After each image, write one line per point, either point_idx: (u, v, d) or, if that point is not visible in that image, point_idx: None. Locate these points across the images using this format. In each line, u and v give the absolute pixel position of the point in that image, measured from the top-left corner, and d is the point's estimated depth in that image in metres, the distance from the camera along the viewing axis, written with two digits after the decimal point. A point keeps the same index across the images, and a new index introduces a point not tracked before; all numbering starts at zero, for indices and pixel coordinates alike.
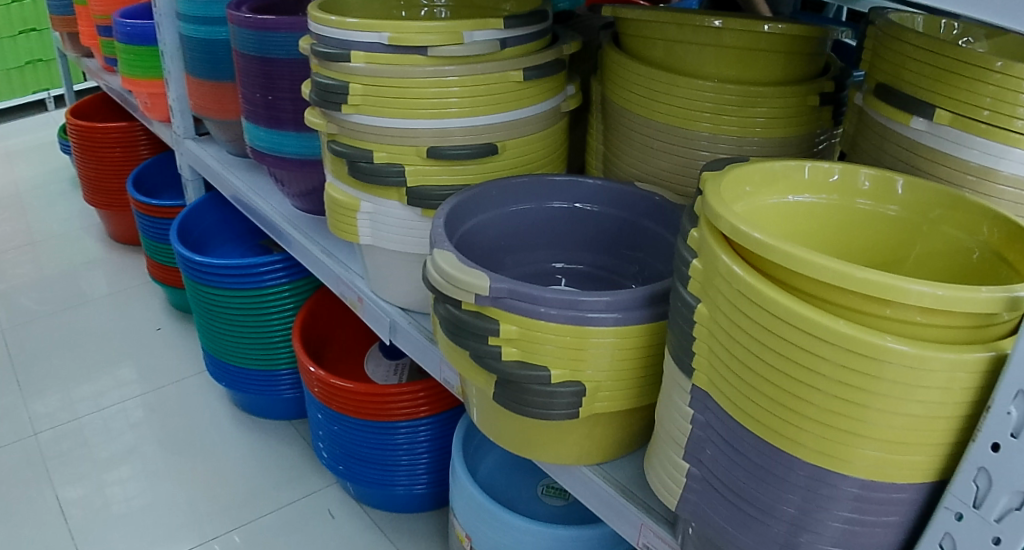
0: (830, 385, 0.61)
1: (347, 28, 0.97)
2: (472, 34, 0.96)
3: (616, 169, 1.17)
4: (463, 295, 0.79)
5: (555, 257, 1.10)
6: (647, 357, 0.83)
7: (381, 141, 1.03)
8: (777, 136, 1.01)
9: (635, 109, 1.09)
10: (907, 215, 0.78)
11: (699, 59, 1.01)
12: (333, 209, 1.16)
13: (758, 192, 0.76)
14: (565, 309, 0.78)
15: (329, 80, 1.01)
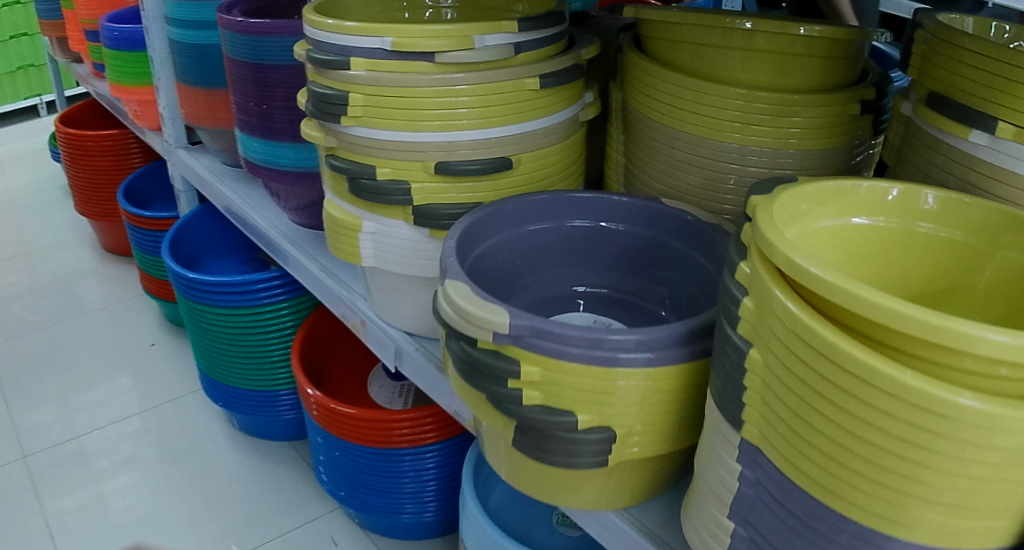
0: (887, 442, 0.51)
1: (346, 32, 0.88)
2: (483, 38, 0.87)
3: (636, 183, 1.08)
4: (480, 333, 0.71)
5: (573, 280, 1.02)
6: (685, 399, 0.74)
7: (385, 155, 0.94)
8: (813, 149, 0.92)
9: (658, 118, 1.00)
10: (973, 241, 0.67)
11: (730, 64, 0.93)
12: (333, 228, 1.07)
13: (812, 211, 0.66)
14: (590, 349, 0.69)
15: (328, 90, 0.92)
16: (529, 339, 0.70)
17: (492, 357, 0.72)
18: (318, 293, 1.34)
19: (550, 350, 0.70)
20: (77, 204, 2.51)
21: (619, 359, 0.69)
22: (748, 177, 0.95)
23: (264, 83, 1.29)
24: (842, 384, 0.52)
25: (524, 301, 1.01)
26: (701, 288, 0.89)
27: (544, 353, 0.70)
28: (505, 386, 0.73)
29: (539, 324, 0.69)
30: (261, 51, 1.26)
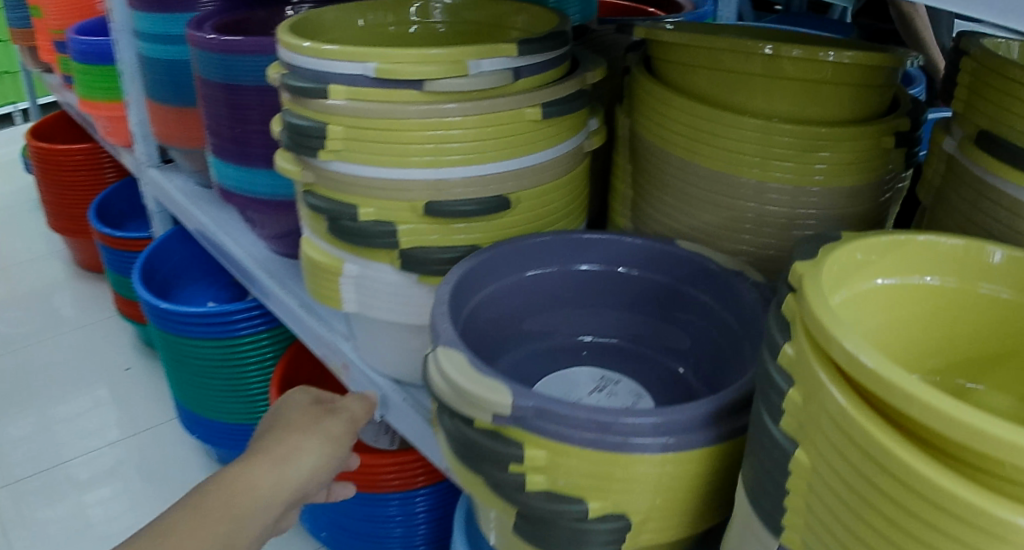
0: None
1: (323, 57, 0.78)
2: (478, 64, 0.77)
3: (646, 215, 0.99)
4: (479, 414, 0.62)
5: (581, 324, 0.94)
6: (711, 483, 0.63)
7: (368, 194, 0.84)
8: (842, 187, 0.82)
9: (670, 149, 0.91)
10: None
11: (750, 92, 0.82)
12: (311, 269, 0.97)
13: (863, 269, 0.51)
14: (597, 432, 0.59)
15: (304, 121, 0.83)
16: (534, 421, 0.60)
17: (491, 440, 0.63)
18: (296, 328, 1.24)
19: (556, 433, 0.60)
20: (50, 220, 2.40)
21: (630, 445, 0.59)
22: (768, 216, 0.85)
23: (236, 105, 1.19)
24: (889, 511, 0.41)
25: (523, 351, 0.92)
26: (725, 344, 0.80)
27: (549, 437, 0.60)
28: (506, 471, 0.63)
29: (545, 404, 0.59)
30: (230, 71, 1.15)
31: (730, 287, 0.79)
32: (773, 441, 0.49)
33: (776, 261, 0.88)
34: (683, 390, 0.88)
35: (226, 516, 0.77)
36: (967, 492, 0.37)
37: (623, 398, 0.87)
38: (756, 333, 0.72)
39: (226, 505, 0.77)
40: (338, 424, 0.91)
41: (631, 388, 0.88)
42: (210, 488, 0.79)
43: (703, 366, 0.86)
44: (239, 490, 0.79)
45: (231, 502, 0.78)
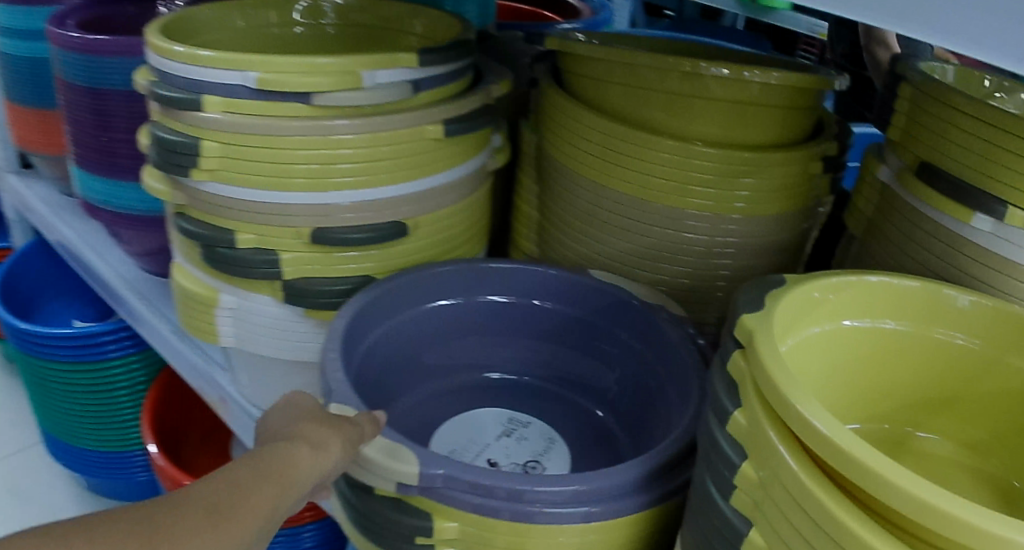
0: None
1: (195, 64, 0.66)
2: (374, 75, 0.68)
3: (556, 240, 0.93)
4: (381, 482, 0.53)
5: (488, 357, 0.87)
6: (643, 547, 0.56)
7: (248, 219, 0.74)
8: (764, 214, 0.79)
9: (582, 171, 0.85)
10: (987, 352, 0.48)
11: (669, 113, 0.78)
12: (184, 299, 0.85)
13: (819, 312, 0.47)
14: (508, 502, 0.51)
15: (174, 136, 0.70)
16: (443, 490, 0.52)
17: (394, 510, 0.54)
18: (166, 356, 1.09)
19: (467, 504, 0.52)
20: None
21: (544, 517, 0.51)
22: (686, 244, 0.81)
23: (100, 112, 1.04)
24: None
25: (425, 390, 0.84)
26: (646, 380, 0.76)
27: (460, 508, 0.52)
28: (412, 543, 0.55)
29: (456, 472, 0.52)
30: (94, 75, 1.01)
31: (648, 318, 0.74)
32: (713, 517, 0.43)
33: (692, 290, 0.85)
34: (596, 430, 0.82)
35: (271, 486, 0.50)
36: None
37: (534, 444, 0.80)
38: (684, 374, 0.67)
39: (274, 488, 0.50)
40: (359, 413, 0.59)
41: (541, 431, 0.81)
42: (267, 452, 0.52)
43: (619, 401, 0.81)
44: (291, 461, 0.52)
45: (274, 475, 0.50)
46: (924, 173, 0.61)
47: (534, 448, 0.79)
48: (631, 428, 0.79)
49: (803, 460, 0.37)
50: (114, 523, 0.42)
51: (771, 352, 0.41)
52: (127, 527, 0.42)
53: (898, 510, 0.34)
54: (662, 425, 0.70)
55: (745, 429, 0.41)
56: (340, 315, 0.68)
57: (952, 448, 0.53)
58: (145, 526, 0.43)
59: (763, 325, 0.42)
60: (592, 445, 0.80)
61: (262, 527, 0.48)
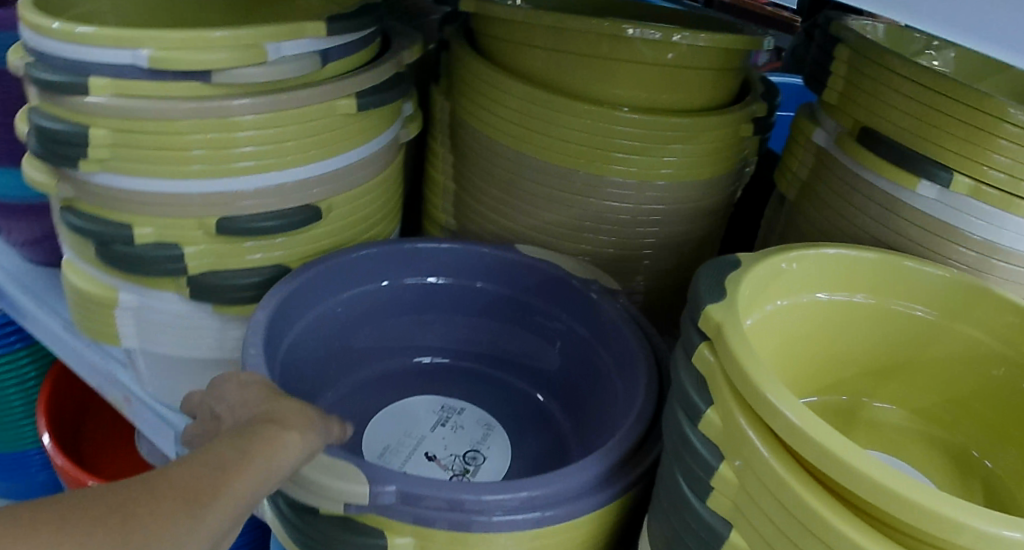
0: None
1: (73, 41, 0.58)
2: (279, 47, 0.60)
3: (473, 213, 0.86)
4: (327, 504, 0.49)
5: (415, 341, 0.83)
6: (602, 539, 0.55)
7: (145, 211, 0.66)
8: (695, 180, 0.76)
9: (502, 139, 0.78)
10: (937, 323, 0.51)
11: (592, 72, 0.71)
12: (77, 300, 0.76)
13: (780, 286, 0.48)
14: (445, 510, 0.48)
15: (56, 123, 0.62)
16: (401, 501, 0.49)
17: (341, 530, 0.51)
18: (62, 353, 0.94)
19: (416, 518, 0.49)
20: None
21: (490, 525, 0.48)
22: (616, 214, 0.77)
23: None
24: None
25: (352, 381, 0.79)
26: (587, 357, 0.73)
27: (410, 523, 0.49)
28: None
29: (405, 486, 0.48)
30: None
31: (583, 296, 0.72)
32: (685, 515, 0.44)
33: (624, 259, 0.81)
34: (532, 411, 0.80)
35: (253, 462, 0.45)
36: None
37: (470, 432, 0.76)
38: (629, 353, 0.65)
39: (258, 467, 0.45)
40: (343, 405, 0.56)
41: (476, 417, 0.78)
42: (246, 431, 0.47)
43: (557, 376, 0.79)
44: (280, 440, 0.47)
45: (253, 454, 0.45)
46: (861, 137, 0.61)
47: (472, 438, 0.75)
48: (572, 406, 0.77)
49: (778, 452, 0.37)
50: (88, 510, 0.38)
51: (743, 348, 0.40)
52: (98, 513, 0.38)
53: (884, 509, 0.34)
54: (610, 405, 0.68)
55: (720, 430, 0.41)
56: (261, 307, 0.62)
57: (903, 416, 0.57)
58: (123, 509, 0.38)
59: (729, 318, 0.42)
60: (531, 428, 0.78)
61: (240, 508, 0.43)
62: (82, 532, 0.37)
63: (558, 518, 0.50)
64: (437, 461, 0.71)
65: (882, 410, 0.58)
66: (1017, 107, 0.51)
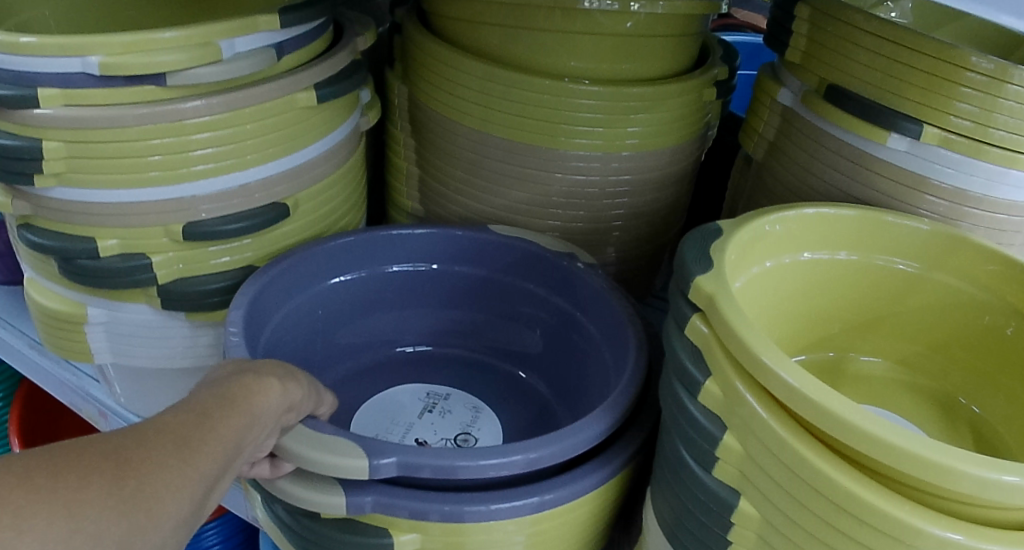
0: None
1: (15, 51, 0.55)
2: (233, 43, 0.59)
3: (436, 199, 0.81)
4: (324, 498, 0.48)
5: (396, 332, 0.82)
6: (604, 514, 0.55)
7: (106, 223, 0.64)
8: (659, 151, 0.72)
9: (460, 117, 0.72)
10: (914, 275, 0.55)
11: (549, 37, 0.66)
12: (43, 319, 0.73)
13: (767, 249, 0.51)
14: (438, 501, 0.48)
15: (2, 137, 0.59)
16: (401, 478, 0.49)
17: (344, 532, 0.50)
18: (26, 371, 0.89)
19: (414, 512, 0.48)
20: None
21: (490, 511, 0.48)
22: (578, 190, 0.72)
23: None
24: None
25: (337, 376, 0.78)
26: (571, 330, 0.74)
27: (412, 517, 0.49)
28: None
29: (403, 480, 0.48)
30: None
31: (560, 269, 0.72)
32: (690, 485, 0.44)
33: (592, 236, 0.76)
34: (519, 390, 0.80)
35: (237, 410, 0.42)
36: (922, 520, 0.35)
37: (459, 415, 0.76)
38: (615, 319, 0.65)
39: (243, 415, 0.42)
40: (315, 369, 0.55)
41: (462, 401, 0.77)
42: (221, 383, 0.45)
43: (542, 355, 0.79)
44: (260, 391, 0.45)
45: (236, 402, 0.43)
46: (826, 94, 0.61)
47: (462, 419, 0.75)
48: (560, 381, 0.77)
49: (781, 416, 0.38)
50: (80, 454, 0.33)
51: (738, 317, 0.41)
52: (92, 461, 0.33)
53: (889, 464, 0.35)
54: (599, 374, 0.69)
55: (721, 400, 0.41)
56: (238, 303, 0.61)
57: (885, 366, 0.61)
58: (114, 455, 0.34)
59: (720, 288, 0.43)
60: (520, 407, 0.78)
61: (231, 453, 0.40)
62: (81, 472, 0.32)
63: (557, 496, 0.50)
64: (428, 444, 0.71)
65: (866, 362, 0.61)
66: (980, 56, 0.52)
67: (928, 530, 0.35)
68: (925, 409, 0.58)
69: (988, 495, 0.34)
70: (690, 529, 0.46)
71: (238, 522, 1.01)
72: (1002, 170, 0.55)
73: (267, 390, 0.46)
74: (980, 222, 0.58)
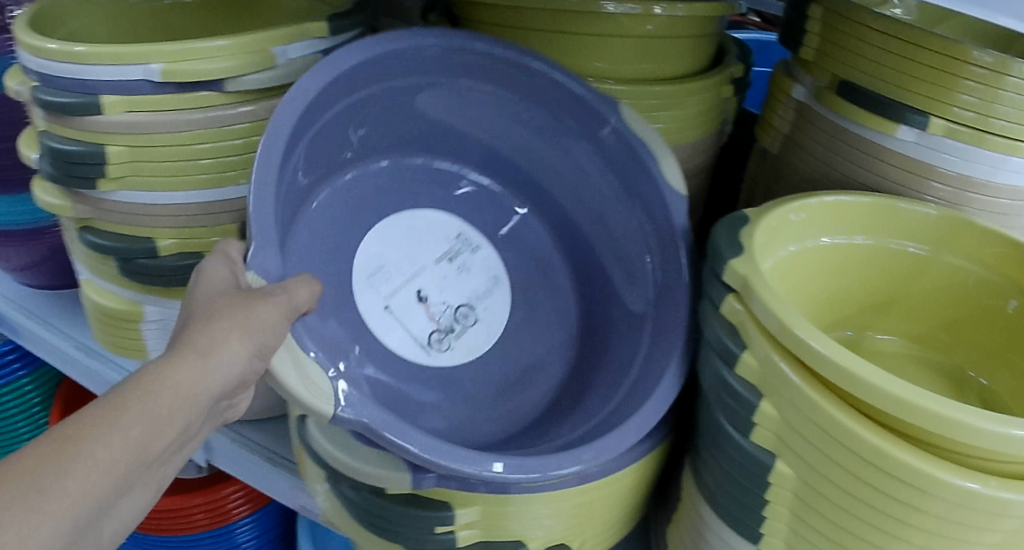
0: (926, 538, 0.42)
1: (84, 61, 0.59)
2: (285, 50, 0.62)
3: None
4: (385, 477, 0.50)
5: (467, 126, 0.71)
6: (645, 486, 0.59)
7: (164, 224, 0.67)
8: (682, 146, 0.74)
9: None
10: (926, 256, 0.60)
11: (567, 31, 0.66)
12: (99, 317, 0.77)
13: (788, 231, 0.55)
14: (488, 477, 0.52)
15: (69, 144, 0.63)
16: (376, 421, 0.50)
17: (406, 506, 0.53)
18: (74, 375, 0.91)
19: (466, 485, 0.52)
20: None
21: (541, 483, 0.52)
22: None
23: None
24: (872, 503, 0.42)
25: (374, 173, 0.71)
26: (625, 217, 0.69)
27: (465, 490, 0.52)
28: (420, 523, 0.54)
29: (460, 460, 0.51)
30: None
31: (625, 142, 0.65)
32: (730, 450, 0.48)
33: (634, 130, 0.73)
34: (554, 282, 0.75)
35: (146, 417, 0.39)
36: (944, 472, 0.39)
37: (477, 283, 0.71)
38: (674, 276, 0.63)
39: (152, 422, 0.39)
40: (289, 290, 0.48)
41: (486, 262, 0.72)
42: (144, 372, 0.41)
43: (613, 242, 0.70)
44: (183, 387, 0.41)
45: (149, 380, 0.40)
46: (840, 89, 0.65)
47: (474, 287, 0.71)
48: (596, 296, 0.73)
49: (811, 382, 0.42)
50: None
51: (770, 295, 0.45)
52: None
53: (911, 423, 0.39)
54: (654, 294, 0.65)
55: (756, 370, 0.45)
56: (283, 124, 0.53)
57: (898, 344, 0.65)
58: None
59: (752, 270, 0.47)
60: (548, 300, 0.74)
61: (127, 471, 0.37)
62: None
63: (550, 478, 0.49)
64: (426, 305, 0.68)
65: (881, 340, 0.65)
66: (981, 51, 0.55)
67: (948, 479, 0.39)
68: (936, 380, 0.61)
69: (997, 447, 0.38)
70: (731, 491, 0.50)
71: (272, 516, 1.04)
72: (1005, 157, 0.59)
73: (194, 382, 0.41)
74: (985, 206, 0.62)
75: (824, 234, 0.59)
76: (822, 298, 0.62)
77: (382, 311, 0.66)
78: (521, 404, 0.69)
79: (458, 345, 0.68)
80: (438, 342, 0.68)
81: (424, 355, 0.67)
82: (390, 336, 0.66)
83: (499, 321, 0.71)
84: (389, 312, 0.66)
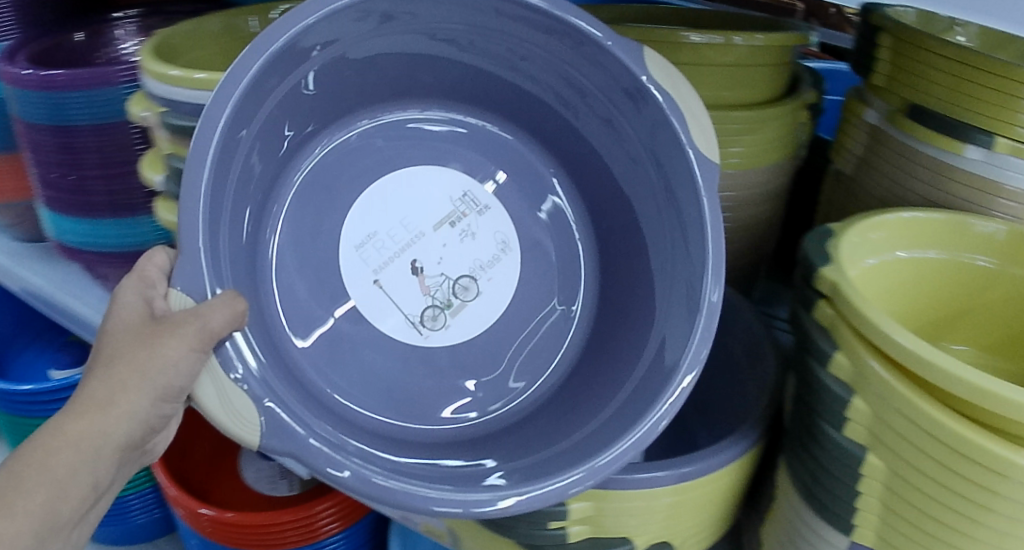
0: (1016, 525, 0.45)
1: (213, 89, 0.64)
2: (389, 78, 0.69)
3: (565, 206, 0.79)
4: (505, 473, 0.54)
5: (491, 56, 0.66)
6: (741, 487, 0.61)
7: None
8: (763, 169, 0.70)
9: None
10: (1000, 269, 0.63)
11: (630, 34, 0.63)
12: None
13: (871, 243, 0.60)
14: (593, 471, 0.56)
15: None
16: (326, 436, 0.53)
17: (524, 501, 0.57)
18: None
19: None
20: None
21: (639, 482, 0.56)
22: None
23: (64, 150, 0.83)
24: (963, 491, 0.45)
25: (344, 134, 0.70)
26: (656, 165, 0.63)
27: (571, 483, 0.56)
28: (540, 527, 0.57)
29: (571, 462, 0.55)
30: (57, 115, 0.80)
31: (648, 97, 0.58)
32: (827, 445, 0.52)
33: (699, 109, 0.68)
34: (569, 243, 0.75)
35: (45, 484, 0.49)
36: None
37: (484, 246, 0.70)
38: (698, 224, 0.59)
39: (50, 489, 0.49)
40: (203, 316, 0.49)
41: (495, 227, 0.71)
42: (48, 437, 0.50)
43: (639, 196, 0.67)
44: (64, 457, 0.50)
45: (64, 434, 0.50)
46: (910, 113, 0.69)
47: (478, 255, 0.70)
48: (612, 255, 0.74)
49: (903, 380, 0.46)
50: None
51: (858, 298, 0.49)
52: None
53: (1001, 414, 0.42)
54: (675, 246, 0.63)
55: (847, 368, 0.49)
56: (215, 118, 0.51)
57: (972, 354, 0.68)
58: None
59: (841, 277, 0.51)
60: (550, 271, 0.73)
61: (44, 525, 0.49)
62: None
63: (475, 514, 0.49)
64: (422, 278, 0.68)
65: (956, 350, 0.68)
66: None
67: None
68: None
69: None
70: (827, 483, 0.54)
71: (362, 533, 1.06)
72: None
73: (93, 444, 0.51)
74: None
75: (902, 248, 0.62)
76: (903, 311, 0.65)
77: (371, 287, 0.67)
78: (529, 380, 0.71)
79: (455, 322, 0.69)
80: (433, 319, 0.69)
81: (417, 335, 0.68)
82: (379, 317, 0.67)
83: (501, 295, 0.71)
84: (378, 287, 0.67)
